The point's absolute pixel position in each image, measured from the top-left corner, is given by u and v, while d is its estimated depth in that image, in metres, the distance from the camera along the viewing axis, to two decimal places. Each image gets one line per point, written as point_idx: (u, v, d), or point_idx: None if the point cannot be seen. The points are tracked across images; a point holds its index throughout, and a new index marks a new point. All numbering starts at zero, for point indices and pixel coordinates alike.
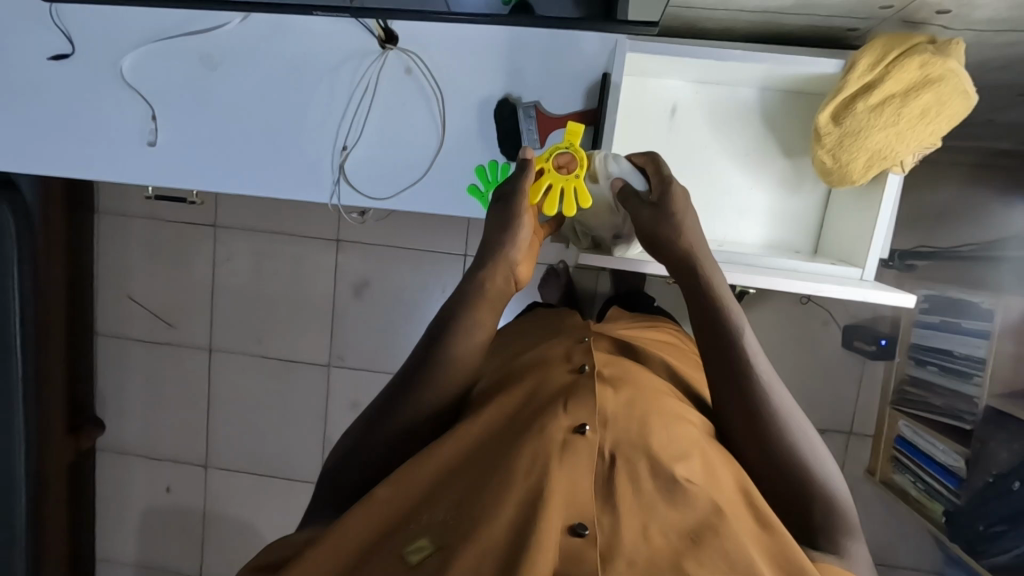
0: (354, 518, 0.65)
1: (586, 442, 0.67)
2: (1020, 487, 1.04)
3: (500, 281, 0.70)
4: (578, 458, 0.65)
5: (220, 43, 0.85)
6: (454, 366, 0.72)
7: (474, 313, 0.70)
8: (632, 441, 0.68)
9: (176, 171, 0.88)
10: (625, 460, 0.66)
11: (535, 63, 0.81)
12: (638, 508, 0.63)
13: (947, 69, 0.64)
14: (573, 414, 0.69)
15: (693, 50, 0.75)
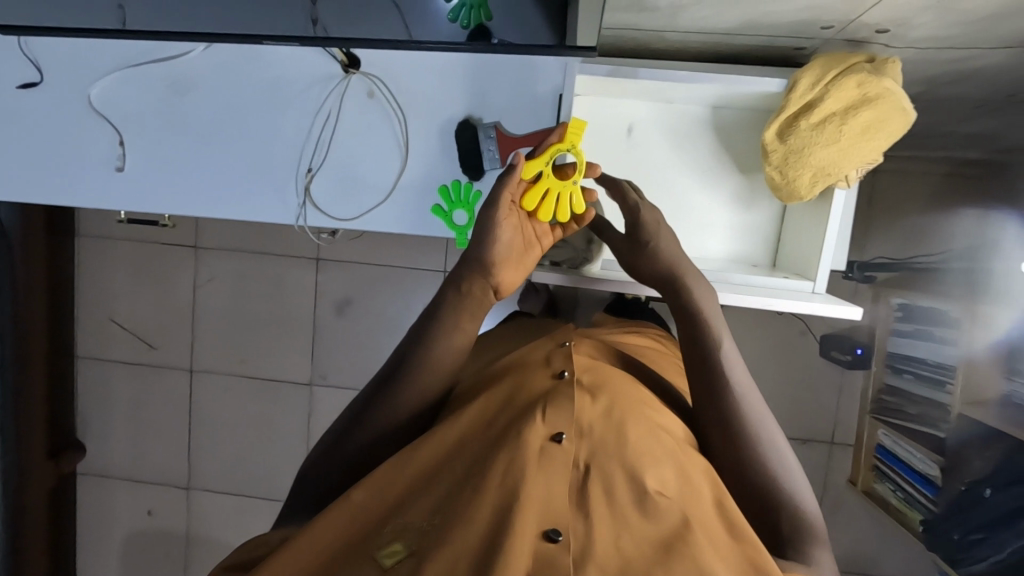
0: (325, 520, 0.62)
1: (563, 450, 0.63)
2: (992, 494, 1.04)
3: (479, 291, 0.70)
4: (553, 465, 0.62)
5: (186, 69, 0.86)
6: (431, 368, 0.70)
7: (455, 319, 0.70)
8: (610, 447, 0.65)
9: (144, 195, 0.89)
10: (601, 468, 0.63)
11: (495, 85, 0.82)
12: (612, 518, 0.60)
13: (883, 88, 0.66)
14: (550, 420, 0.66)
15: (643, 73, 0.77)
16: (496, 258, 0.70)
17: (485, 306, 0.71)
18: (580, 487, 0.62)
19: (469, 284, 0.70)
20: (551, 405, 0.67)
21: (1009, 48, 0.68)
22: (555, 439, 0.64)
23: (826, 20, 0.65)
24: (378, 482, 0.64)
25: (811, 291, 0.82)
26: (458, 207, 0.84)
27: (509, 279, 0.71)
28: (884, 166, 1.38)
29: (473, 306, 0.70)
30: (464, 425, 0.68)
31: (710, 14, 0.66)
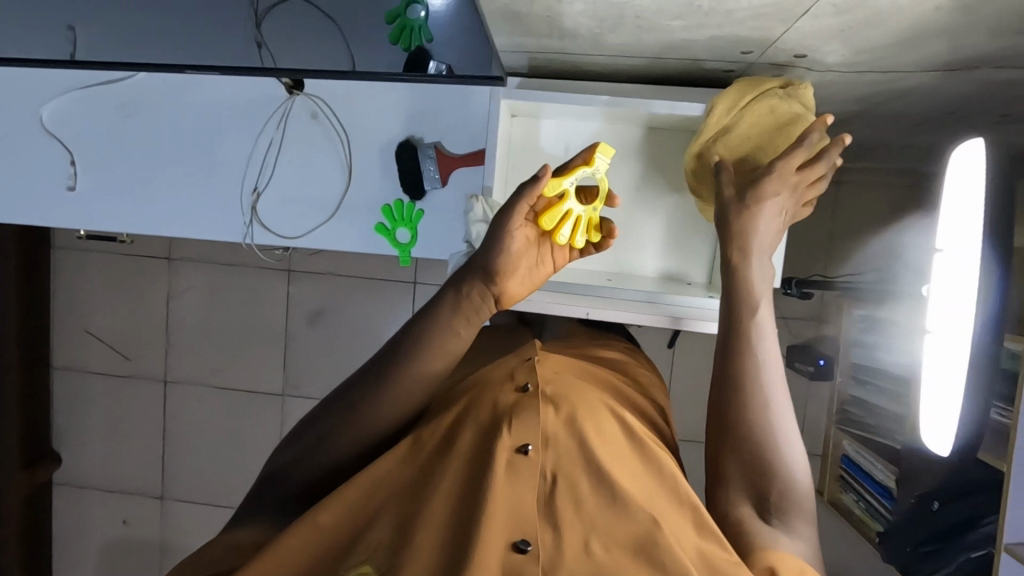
0: (294, 538, 0.61)
1: (529, 462, 0.62)
2: (939, 507, 1.03)
3: (475, 296, 0.68)
4: (520, 476, 0.61)
5: (135, 91, 0.88)
6: (405, 381, 0.67)
7: (450, 322, 0.68)
8: (576, 457, 0.63)
9: (94, 214, 0.90)
10: (570, 476, 0.62)
11: (435, 107, 0.84)
12: (581, 526, 0.59)
13: (796, 115, 0.70)
14: (514, 431, 0.64)
15: (559, 95, 0.75)
16: (503, 263, 0.67)
17: (479, 315, 0.68)
18: (549, 496, 0.61)
19: (467, 289, 0.68)
20: (517, 416, 0.65)
21: (927, 71, 0.69)
22: (522, 450, 0.62)
23: (743, 47, 0.66)
24: (349, 499, 0.63)
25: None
26: (400, 224, 0.86)
27: (515, 289, 0.69)
28: (847, 179, 1.40)
29: (452, 316, 0.68)
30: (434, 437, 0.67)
31: (630, 41, 0.67)
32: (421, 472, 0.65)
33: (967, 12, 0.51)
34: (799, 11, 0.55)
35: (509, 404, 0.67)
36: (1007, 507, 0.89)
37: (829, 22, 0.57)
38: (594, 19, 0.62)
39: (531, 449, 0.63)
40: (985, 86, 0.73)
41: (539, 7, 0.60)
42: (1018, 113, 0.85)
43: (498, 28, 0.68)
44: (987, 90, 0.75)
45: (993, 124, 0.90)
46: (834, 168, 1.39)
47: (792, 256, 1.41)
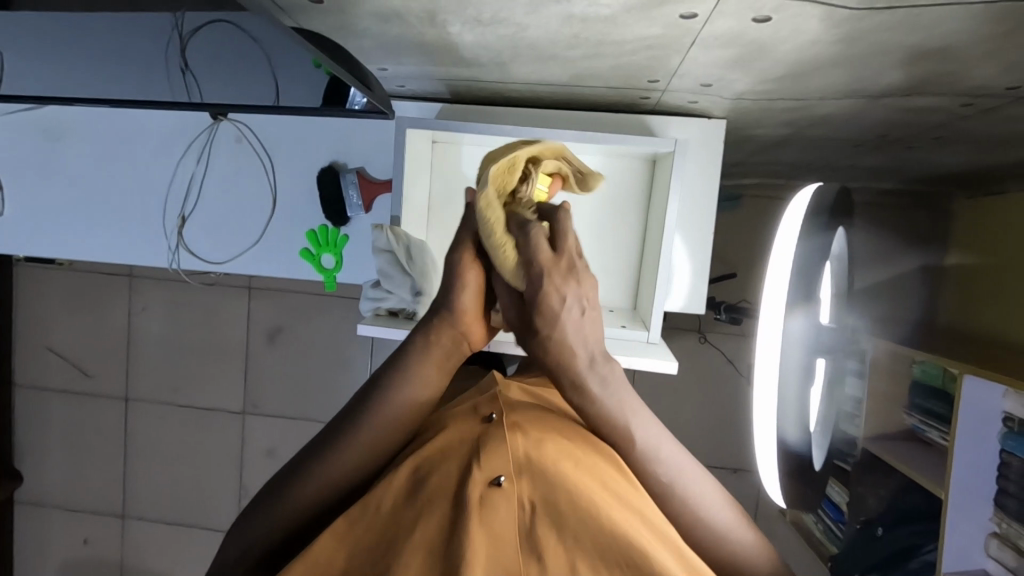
0: None
1: (505, 494, 0.53)
2: (884, 533, 1.04)
3: (447, 339, 0.59)
4: (496, 513, 0.52)
5: (61, 118, 0.89)
6: (371, 427, 0.59)
7: (421, 367, 0.59)
8: (557, 483, 0.54)
9: (22, 239, 0.91)
10: (551, 503, 0.53)
11: (358, 133, 0.83)
12: (570, 560, 0.50)
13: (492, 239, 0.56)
14: (486, 464, 0.55)
15: (461, 125, 0.74)
16: (468, 307, 0.58)
17: (451, 359, 0.60)
18: (530, 530, 0.52)
19: (437, 336, 0.59)
20: (484, 444, 0.57)
21: (843, 97, 0.68)
22: (496, 482, 0.54)
23: (649, 75, 0.66)
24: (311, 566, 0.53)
25: (647, 341, 0.75)
26: (324, 250, 0.85)
27: (481, 331, 0.60)
28: None
29: (415, 353, 0.59)
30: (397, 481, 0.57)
31: (536, 69, 0.67)
32: (390, 520, 0.55)
33: (848, 43, 0.51)
34: (686, 42, 0.55)
35: (476, 437, 0.59)
36: (946, 532, 0.89)
37: (720, 53, 0.56)
38: (491, 50, 0.61)
39: (506, 480, 0.54)
40: (903, 111, 0.73)
41: (432, 39, 0.59)
42: (948, 136, 0.84)
43: (404, 57, 0.67)
44: (908, 114, 0.74)
45: (926, 145, 0.90)
46: (788, 186, 1.39)
47: (748, 274, 1.41)
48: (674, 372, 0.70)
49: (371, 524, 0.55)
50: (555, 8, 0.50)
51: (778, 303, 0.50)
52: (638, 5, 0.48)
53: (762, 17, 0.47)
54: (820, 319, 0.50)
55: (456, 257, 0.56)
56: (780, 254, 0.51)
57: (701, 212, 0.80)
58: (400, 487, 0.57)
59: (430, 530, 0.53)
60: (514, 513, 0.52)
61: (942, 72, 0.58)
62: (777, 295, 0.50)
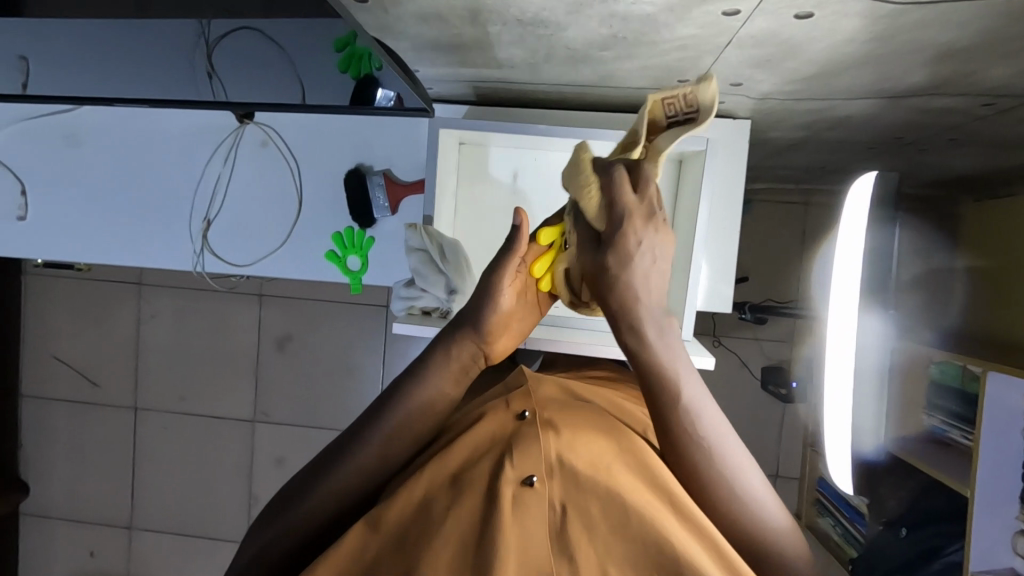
0: None
1: (537, 499, 0.51)
2: (907, 534, 1.02)
3: (465, 352, 0.55)
4: (529, 517, 0.50)
5: (86, 122, 0.89)
6: (398, 425, 0.56)
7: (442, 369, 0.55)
8: (591, 488, 0.51)
9: (43, 243, 0.91)
10: (587, 508, 0.51)
11: (382, 135, 0.84)
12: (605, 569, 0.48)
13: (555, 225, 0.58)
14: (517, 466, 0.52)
15: (494, 125, 0.75)
16: (493, 324, 0.54)
17: (472, 370, 0.56)
18: (564, 535, 0.50)
19: (456, 347, 0.55)
20: (518, 443, 0.54)
21: (864, 98, 0.69)
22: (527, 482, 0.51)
23: (679, 76, 0.66)
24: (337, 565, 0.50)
25: (679, 338, 0.76)
26: (350, 252, 0.85)
27: (505, 346, 0.57)
28: (814, 201, 1.41)
29: (436, 358, 0.56)
30: (424, 479, 0.53)
31: (566, 70, 0.67)
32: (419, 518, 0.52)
33: (884, 41, 0.51)
34: (721, 42, 0.55)
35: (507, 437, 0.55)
36: (971, 535, 0.89)
37: (753, 52, 0.57)
38: (525, 50, 0.62)
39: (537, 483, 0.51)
40: (922, 112, 0.74)
41: (467, 39, 0.60)
42: (964, 138, 0.85)
43: (435, 58, 0.68)
44: (926, 115, 0.75)
45: (940, 147, 0.91)
46: (799, 190, 1.40)
47: (758, 278, 1.42)
48: (712, 367, 0.71)
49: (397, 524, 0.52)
50: (597, 7, 0.50)
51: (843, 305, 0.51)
52: (680, 4, 0.48)
53: (804, 14, 0.48)
54: (886, 317, 0.50)
55: (491, 276, 0.52)
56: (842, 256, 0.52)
57: (728, 210, 0.80)
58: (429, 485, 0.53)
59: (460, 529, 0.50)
60: (545, 516, 0.50)
61: (964, 72, 0.59)
62: (840, 297, 0.51)
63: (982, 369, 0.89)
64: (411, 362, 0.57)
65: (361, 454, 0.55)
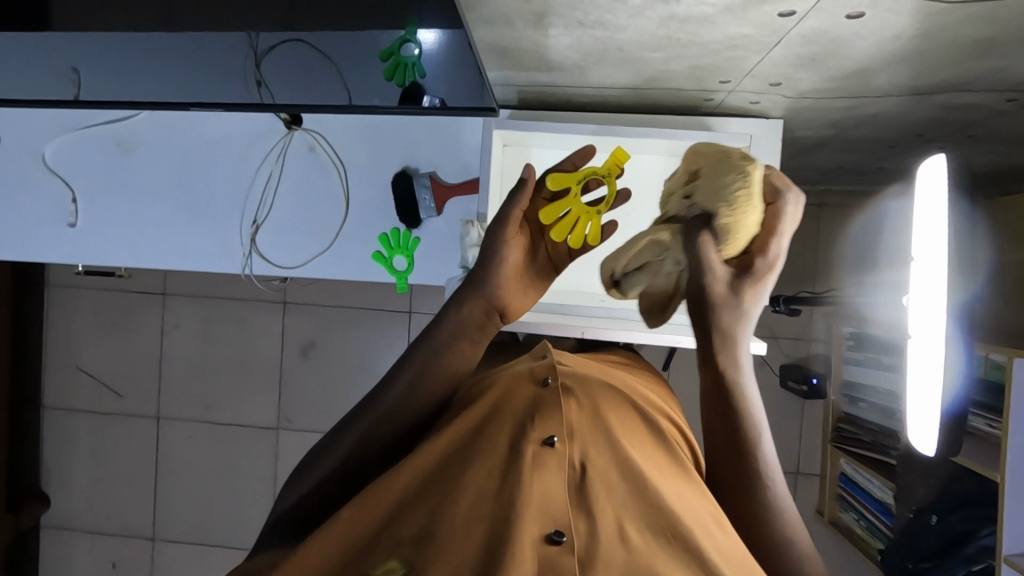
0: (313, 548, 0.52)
1: (556, 456, 0.56)
2: (937, 521, 1.06)
3: (479, 315, 0.61)
4: (548, 472, 0.55)
5: (136, 130, 0.92)
6: (421, 387, 0.62)
7: (459, 340, 0.62)
8: (604, 449, 0.58)
9: (95, 248, 0.94)
10: (603, 468, 0.56)
11: (429, 137, 0.87)
12: (619, 519, 0.53)
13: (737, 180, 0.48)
14: (540, 425, 0.58)
15: (545, 125, 0.79)
16: (505, 280, 0.60)
17: (484, 333, 0.63)
18: (581, 489, 0.55)
19: (470, 310, 0.61)
20: (540, 408, 0.59)
21: (894, 95, 0.73)
22: (548, 442, 0.56)
23: (720, 76, 0.70)
24: (367, 509, 0.53)
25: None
26: (396, 252, 0.87)
27: (519, 304, 0.62)
28: (828, 201, 1.44)
29: (456, 325, 0.61)
30: (451, 436, 0.58)
31: (613, 72, 0.71)
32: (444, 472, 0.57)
33: (926, 38, 0.55)
34: (770, 42, 0.59)
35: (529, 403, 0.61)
36: (1004, 516, 0.92)
37: (799, 51, 0.60)
38: (580, 52, 0.65)
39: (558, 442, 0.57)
40: (948, 109, 0.78)
41: (527, 42, 0.63)
42: (984, 134, 0.89)
43: (489, 62, 0.71)
44: (951, 112, 0.79)
45: (959, 144, 0.95)
46: (813, 191, 1.43)
47: (776, 277, 1.45)
48: (761, 351, 0.75)
49: (423, 475, 0.56)
50: (660, 10, 0.54)
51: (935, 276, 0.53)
52: (740, 5, 0.51)
53: (855, 13, 0.52)
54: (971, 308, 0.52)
55: (500, 229, 0.59)
56: (925, 228, 0.55)
57: None
58: (455, 443, 0.58)
59: (483, 480, 0.55)
60: (563, 473, 0.55)
61: (994, 68, 0.63)
62: (932, 268, 0.54)
63: (1007, 355, 0.92)
64: (432, 330, 0.62)
65: (388, 411, 0.61)
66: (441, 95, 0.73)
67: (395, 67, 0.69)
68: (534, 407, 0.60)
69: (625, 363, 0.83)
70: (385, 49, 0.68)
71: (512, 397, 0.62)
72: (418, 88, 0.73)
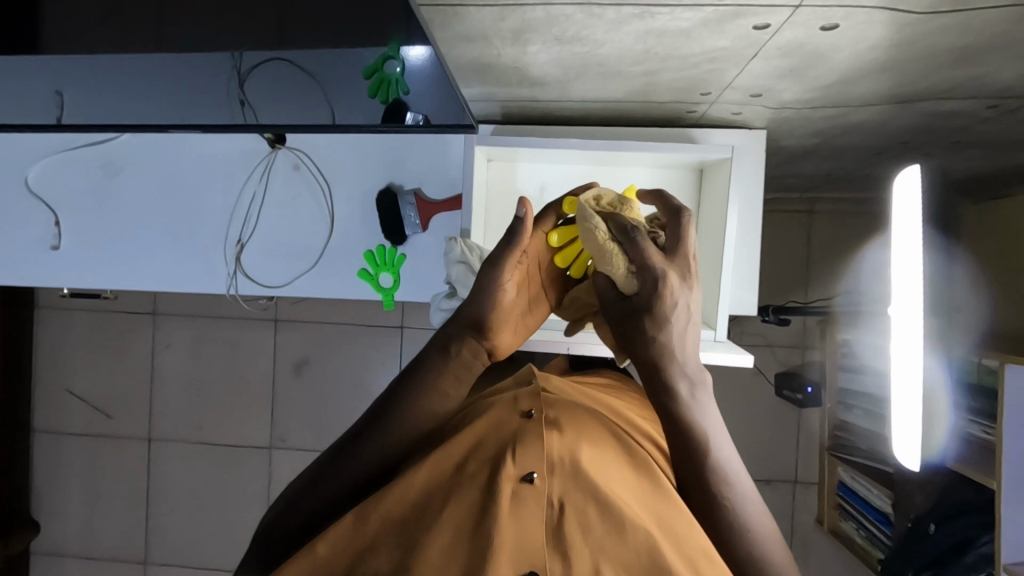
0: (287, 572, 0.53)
1: (535, 492, 0.55)
2: (937, 530, 1.05)
3: (466, 351, 0.61)
4: (525, 509, 0.54)
5: (119, 152, 0.92)
6: (408, 422, 0.62)
7: (440, 378, 0.62)
8: (585, 485, 0.56)
9: (78, 271, 0.93)
10: (584, 505, 0.55)
11: (414, 153, 0.87)
12: (595, 559, 0.52)
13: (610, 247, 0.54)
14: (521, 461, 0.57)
15: (528, 141, 0.79)
16: (495, 319, 0.59)
17: (472, 371, 0.62)
18: (559, 526, 0.54)
19: (458, 349, 0.61)
20: (520, 440, 0.58)
21: (877, 104, 0.73)
22: (527, 478, 0.55)
23: (702, 88, 0.70)
24: (342, 537, 0.54)
25: (713, 340, 0.78)
26: (382, 269, 0.87)
27: (505, 342, 0.63)
28: (819, 208, 1.44)
29: (437, 361, 0.62)
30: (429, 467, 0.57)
31: (596, 86, 0.71)
32: (422, 506, 0.56)
33: (903, 47, 0.55)
34: (748, 54, 0.59)
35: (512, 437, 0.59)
36: (1002, 524, 0.91)
37: (777, 63, 0.60)
38: (560, 68, 0.65)
39: (537, 477, 0.55)
40: (931, 116, 0.78)
41: (506, 59, 0.63)
42: (968, 141, 0.89)
43: (471, 79, 0.71)
44: (934, 119, 0.79)
45: (944, 150, 0.95)
46: (803, 198, 1.44)
47: (770, 285, 1.45)
48: (749, 365, 0.74)
49: (400, 507, 0.56)
50: (637, 25, 0.54)
51: (913, 290, 0.53)
52: (716, 18, 0.51)
53: (829, 25, 0.52)
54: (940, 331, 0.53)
55: (495, 271, 0.56)
56: (902, 242, 0.55)
57: (750, 218, 0.83)
58: (434, 475, 0.58)
59: (459, 516, 0.54)
60: (542, 511, 0.54)
61: (974, 76, 0.63)
62: (911, 282, 0.53)
63: (1000, 361, 0.92)
64: (420, 370, 0.62)
65: (377, 444, 0.62)
66: (424, 109, 0.74)
67: (378, 81, 0.68)
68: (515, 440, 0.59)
69: (614, 385, 0.83)
70: (370, 69, 0.65)
71: (494, 429, 0.61)
72: (402, 103, 0.73)
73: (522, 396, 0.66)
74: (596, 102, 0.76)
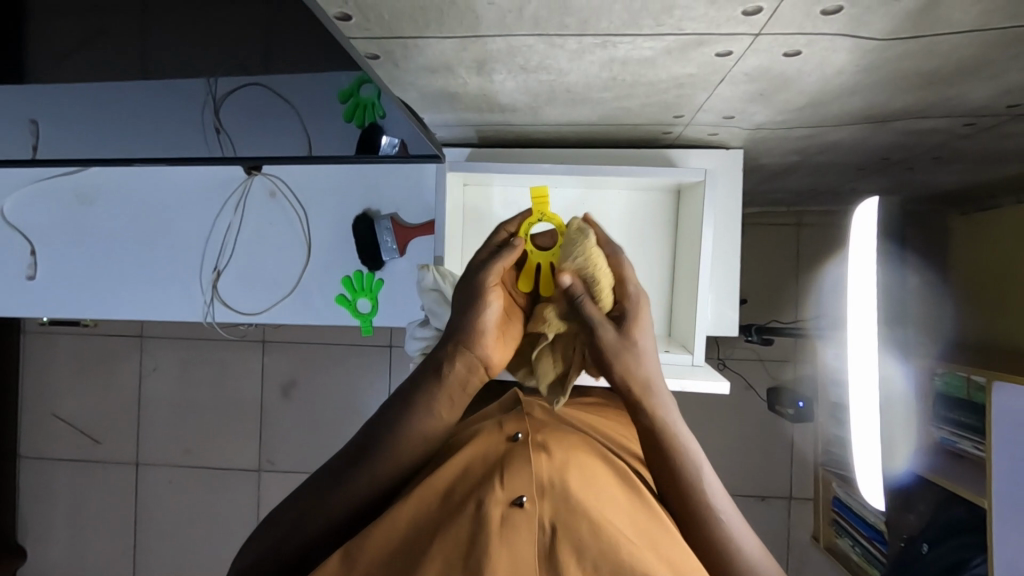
0: None
1: (526, 515, 0.51)
2: (929, 550, 1.06)
3: (460, 364, 0.58)
4: (517, 534, 0.50)
5: (94, 181, 0.92)
6: (395, 449, 0.58)
7: (428, 395, 0.58)
8: (577, 506, 0.53)
9: (53, 301, 0.93)
10: (574, 526, 0.51)
11: (391, 178, 0.86)
12: None
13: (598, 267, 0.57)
14: (509, 483, 0.53)
15: (501, 165, 0.78)
16: (484, 328, 0.57)
17: (467, 387, 0.58)
18: (551, 556, 0.50)
19: (450, 368, 0.58)
20: (508, 464, 0.55)
21: (851, 123, 0.72)
22: (517, 502, 0.52)
23: (674, 111, 0.69)
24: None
25: (692, 364, 0.78)
26: (360, 295, 0.86)
27: (498, 354, 0.59)
28: (806, 221, 1.44)
29: (426, 379, 0.58)
30: (416, 498, 0.53)
31: (567, 111, 0.70)
32: (409, 544, 0.51)
33: (871, 71, 0.55)
34: (715, 79, 0.59)
35: (498, 460, 0.56)
36: (994, 543, 0.90)
37: (746, 87, 0.60)
38: (528, 94, 0.65)
39: (527, 500, 0.52)
40: (907, 134, 0.77)
41: (473, 87, 0.63)
42: (948, 156, 0.88)
43: (442, 106, 0.70)
44: (911, 136, 0.78)
45: (927, 165, 0.94)
46: (790, 212, 1.43)
47: (759, 299, 1.44)
48: (727, 391, 0.73)
49: (384, 546, 0.51)
50: (599, 54, 0.53)
51: (869, 313, 0.53)
52: (677, 47, 0.51)
53: (793, 52, 0.51)
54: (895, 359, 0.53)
55: (481, 275, 0.57)
56: (855, 266, 0.54)
57: (727, 239, 0.82)
58: (419, 508, 0.53)
59: (447, 547, 0.50)
60: (533, 535, 0.50)
61: (946, 96, 0.62)
62: (865, 301, 0.53)
63: (988, 379, 0.92)
64: (411, 390, 0.58)
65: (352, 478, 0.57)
66: (399, 134, 0.72)
67: (351, 102, 0.65)
68: (502, 464, 0.55)
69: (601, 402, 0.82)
70: (343, 93, 0.64)
71: (481, 457, 0.57)
72: (378, 125, 0.71)
73: (507, 421, 0.63)
74: (569, 126, 0.76)
